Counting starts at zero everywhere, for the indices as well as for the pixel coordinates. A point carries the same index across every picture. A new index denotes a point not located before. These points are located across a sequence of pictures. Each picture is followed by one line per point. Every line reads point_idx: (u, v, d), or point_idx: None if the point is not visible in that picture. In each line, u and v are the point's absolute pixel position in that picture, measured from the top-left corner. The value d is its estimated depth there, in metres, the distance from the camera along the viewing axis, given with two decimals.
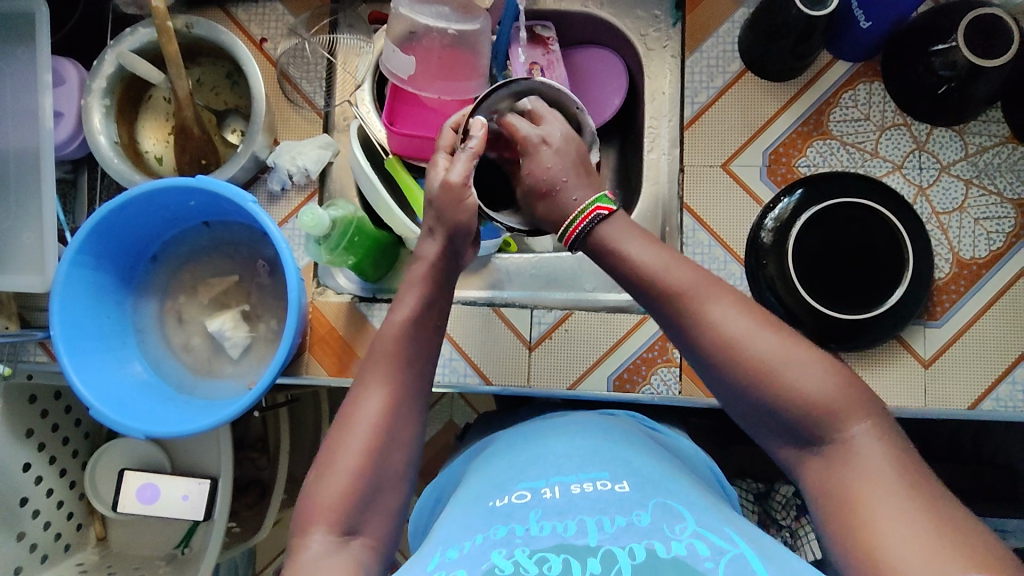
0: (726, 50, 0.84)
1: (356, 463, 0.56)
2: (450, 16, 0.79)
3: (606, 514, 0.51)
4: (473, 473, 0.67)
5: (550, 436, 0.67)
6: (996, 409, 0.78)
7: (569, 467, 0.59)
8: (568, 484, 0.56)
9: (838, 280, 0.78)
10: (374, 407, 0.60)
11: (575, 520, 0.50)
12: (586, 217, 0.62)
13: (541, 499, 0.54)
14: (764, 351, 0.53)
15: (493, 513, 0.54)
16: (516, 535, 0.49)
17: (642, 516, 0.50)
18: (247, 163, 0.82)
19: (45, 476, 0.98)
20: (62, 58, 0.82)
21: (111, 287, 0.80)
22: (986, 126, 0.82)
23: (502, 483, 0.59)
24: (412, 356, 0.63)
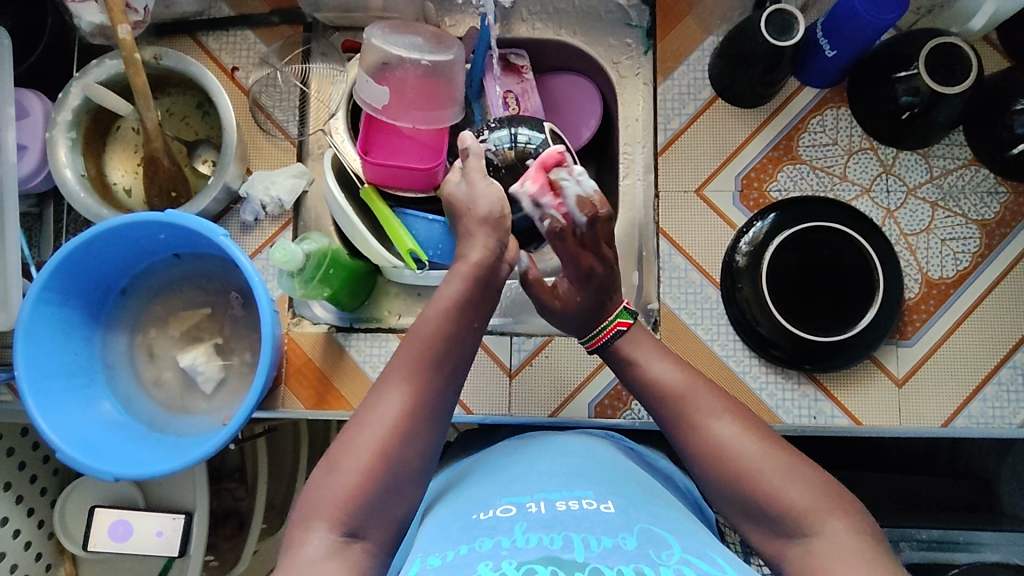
0: (697, 78, 0.86)
1: (352, 478, 0.56)
2: (423, 47, 0.81)
3: (592, 533, 0.51)
4: (452, 491, 0.66)
5: (533, 455, 0.67)
6: (968, 426, 0.79)
7: (554, 484, 0.59)
8: (553, 499, 0.56)
9: (807, 302, 0.79)
10: (392, 403, 0.59)
11: (562, 534, 0.51)
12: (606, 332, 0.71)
13: (526, 512, 0.54)
14: (759, 466, 0.58)
15: (478, 525, 0.54)
16: (502, 546, 0.50)
17: (628, 540, 0.50)
18: (219, 195, 0.81)
19: (10, 517, 0.94)
20: (25, 90, 0.80)
21: (80, 323, 0.78)
22: (950, 150, 0.84)
23: (485, 498, 0.59)
24: (440, 366, 0.62)
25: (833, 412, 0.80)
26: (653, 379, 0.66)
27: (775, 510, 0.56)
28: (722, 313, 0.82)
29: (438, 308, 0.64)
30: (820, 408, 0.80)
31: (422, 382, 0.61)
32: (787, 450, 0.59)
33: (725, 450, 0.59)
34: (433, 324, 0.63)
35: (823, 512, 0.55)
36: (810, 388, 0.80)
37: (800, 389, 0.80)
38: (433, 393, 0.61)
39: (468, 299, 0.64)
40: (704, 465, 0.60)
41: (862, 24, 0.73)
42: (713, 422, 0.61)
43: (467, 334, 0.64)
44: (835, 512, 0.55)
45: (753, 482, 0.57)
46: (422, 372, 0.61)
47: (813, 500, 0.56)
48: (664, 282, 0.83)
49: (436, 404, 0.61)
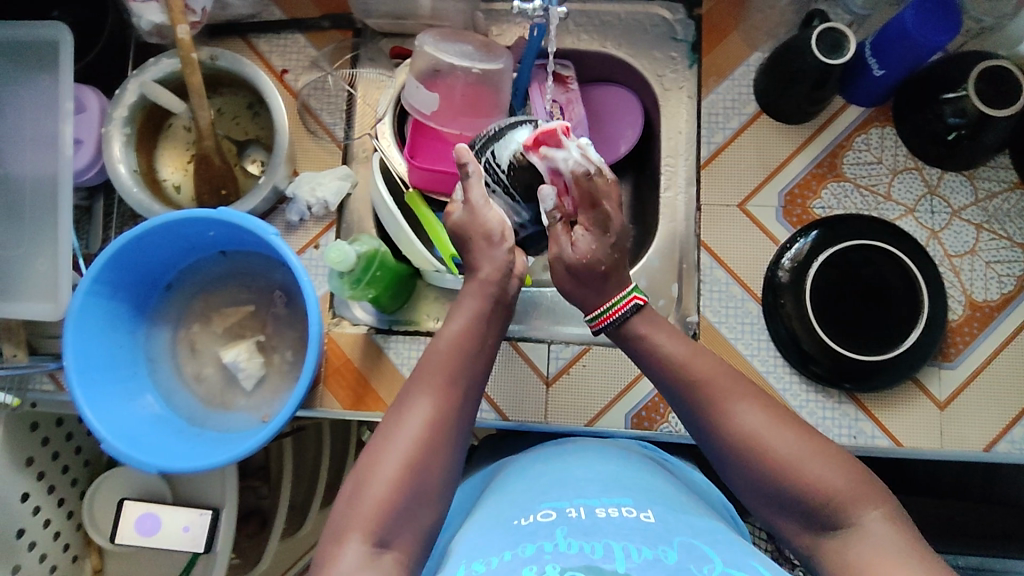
0: (742, 93, 0.86)
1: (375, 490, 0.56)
2: (474, 55, 0.81)
3: (632, 542, 0.50)
4: (489, 494, 0.66)
5: (568, 461, 0.67)
6: (1011, 451, 0.78)
7: (592, 491, 0.59)
8: (592, 506, 0.56)
9: (851, 321, 0.79)
10: (416, 415, 0.59)
11: (604, 544, 0.50)
12: (625, 305, 0.67)
13: (567, 518, 0.54)
14: (790, 455, 0.57)
15: (519, 530, 0.54)
16: (544, 552, 0.49)
17: (668, 552, 0.50)
18: (268, 195, 0.82)
19: (43, 506, 0.95)
20: (83, 86, 0.81)
21: (126, 317, 0.79)
22: (996, 172, 0.83)
23: (523, 504, 0.59)
24: (463, 382, 0.62)
25: (874, 432, 0.79)
26: (678, 365, 0.63)
27: (812, 505, 0.55)
28: (763, 328, 0.81)
29: (453, 327, 0.64)
30: (861, 427, 0.79)
31: (447, 392, 0.61)
32: (820, 437, 0.58)
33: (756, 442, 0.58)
34: (451, 342, 0.63)
35: (862, 505, 0.54)
36: (851, 407, 0.80)
37: (841, 408, 0.80)
38: (457, 404, 0.61)
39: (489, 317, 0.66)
40: (733, 452, 0.59)
41: (914, 44, 0.74)
42: (740, 410, 0.60)
43: (481, 349, 0.65)
44: (872, 504, 0.55)
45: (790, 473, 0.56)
46: (445, 385, 0.61)
47: (849, 490, 0.55)
48: (705, 295, 0.83)
49: (459, 421, 0.61)
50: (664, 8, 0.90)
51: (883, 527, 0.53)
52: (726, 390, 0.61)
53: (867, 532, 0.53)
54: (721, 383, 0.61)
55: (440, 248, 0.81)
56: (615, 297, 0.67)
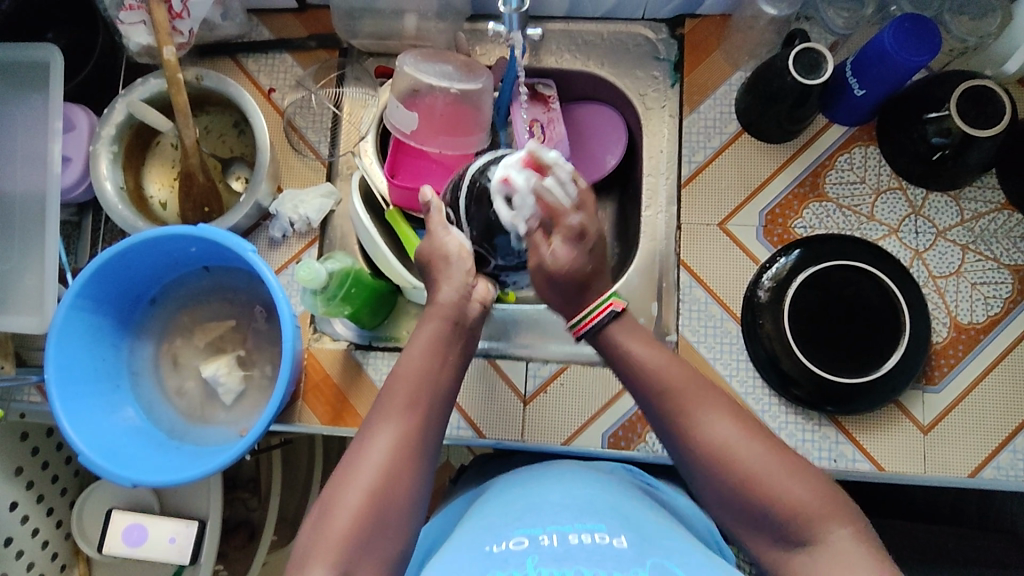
0: (724, 112, 0.86)
1: (364, 493, 0.58)
2: (452, 76, 0.82)
3: (603, 568, 0.51)
4: (464, 520, 0.66)
5: (544, 485, 0.66)
6: (996, 477, 0.76)
7: (567, 516, 0.59)
8: (565, 533, 0.56)
9: (848, 339, 0.78)
10: (381, 446, 0.60)
11: (574, 571, 0.51)
12: (603, 311, 0.66)
13: (538, 546, 0.54)
14: (755, 463, 0.57)
15: (491, 556, 0.54)
16: None
17: (638, 573, 0.51)
18: (250, 211, 0.84)
19: (31, 515, 0.97)
20: (73, 105, 0.83)
21: (109, 330, 0.81)
22: (982, 192, 0.82)
23: (498, 529, 0.59)
24: (428, 405, 0.63)
25: (854, 456, 0.78)
26: (648, 374, 0.63)
27: (778, 530, 0.56)
28: (742, 348, 0.81)
29: (432, 336, 0.66)
30: (842, 451, 0.78)
31: (411, 420, 0.62)
32: (784, 448, 0.59)
33: (724, 449, 0.58)
34: (420, 359, 0.64)
35: (825, 516, 0.55)
36: (832, 429, 0.79)
37: (821, 430, 0.79)
38: (423, 419, 0.62)
39: (446, 339, 0.66)
40: (698, 461, 0.60)
41: (893, 65, 0.73)
42: (712, 420, 0.60)
43: (449, 364, 0.66)
44: (838, 519, 0.55)
45: (750, 483, 0.57)
46: (412, 407, 0.62)
47: (821, 508, 0.55)
48: (684, 315, 0.82)
49: (426, 437, 0.62)
50: (647, 28, 0.90)
51: (847, 542, 0.54)
52: (699, 401, 0.61)
53: (830, 547, 0.54)
54: (691, 400, 0.61)
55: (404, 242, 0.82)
56: (593, 303, 0.67)
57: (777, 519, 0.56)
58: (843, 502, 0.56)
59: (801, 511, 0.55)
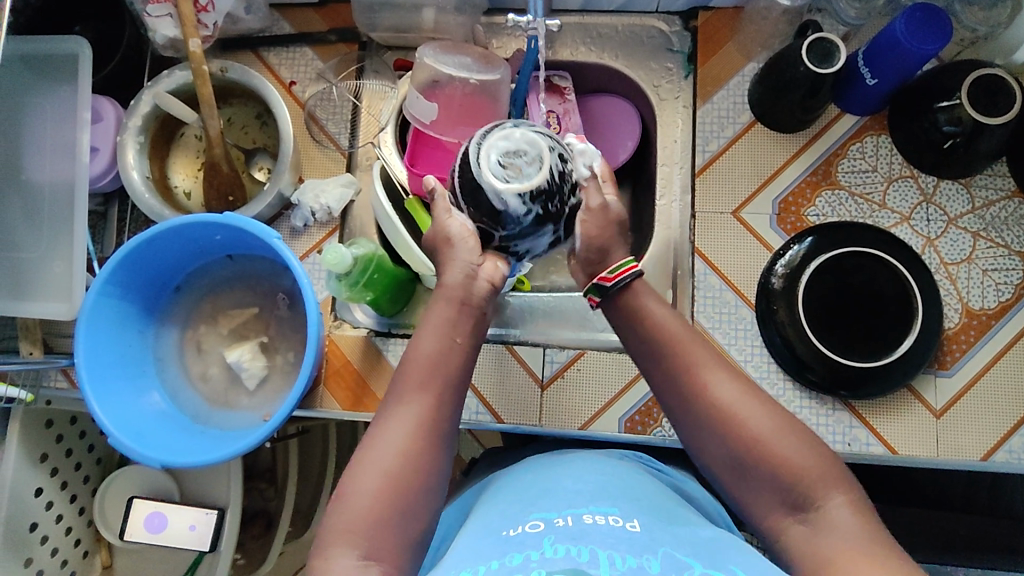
0: (737, 102, 0.87)
1: (386, 475, 0.59)
2: (472, 66, 0.84)
3: (617, 551, 0.51)
4: (481, 504, 0.67)
5: (558, 473, 0.67)
6: (1009, 460, 0.77)
7: (581, 501, 0.60)
8: (579, 515, 0.57)
9: (850, 324, 0.79)
10: (400, 428, 0.61)
11: (589, 547, 0.51)
12: (628, 271, 0.65)
13: (554, 527, 0.55)
14: (761, 430, 0.59)
15: (508, 540, 0.55)
16: (531, 559, 0.50)
17: (652, 561, 0.51)
18: (273, 201, 0.85)
19: (55, 501, 0.98)
20: (101, 97, 0.86)
21: (136, 317, 0.83)
22: (993, 180, 0.83)
23: (514, 513, 0.60)
24: (444, 389, 0.63)
25: (868, 440, 0.79)
26: (652, 340, 0.64)
27: (779, 485, 0.58)
28: (756, 334, 0.82)
29: (446, 321, 0.64)
30: (855, 435, 0.79)
31: (428, 404, 0.62)
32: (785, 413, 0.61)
33: (727, 408, 0.61)
34: (433, 345, 0.64)
35: (825, 485, 0.57)
36: (846, 414, 0.80)
37: (835, 415, 0.80)
38: (439, 401, 0.63)
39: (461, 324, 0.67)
40: (703, 423, 0.61)
41: (903, 54, 0.74)
42: (715, 379, 0.62)
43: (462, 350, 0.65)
44: (836, 486, 0.58)
45: (757, 449, 0.59)
46: (427, 388, 0.63)
47: (819, 474, 0.58)
48: (698, 301, 0.84)
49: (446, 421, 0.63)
50: (661, 21, 0.92)
51: (846, 511, 0.56)
52: (708, 365, 0.63)
53: (830, 513, 0.56)
54: (697, 357, 0.63)
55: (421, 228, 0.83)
56: (618, 262, 0.66)
57: (775, 482, 0.58)
58: (841, 470, 0.59)
59: (797, 475, 0.58)
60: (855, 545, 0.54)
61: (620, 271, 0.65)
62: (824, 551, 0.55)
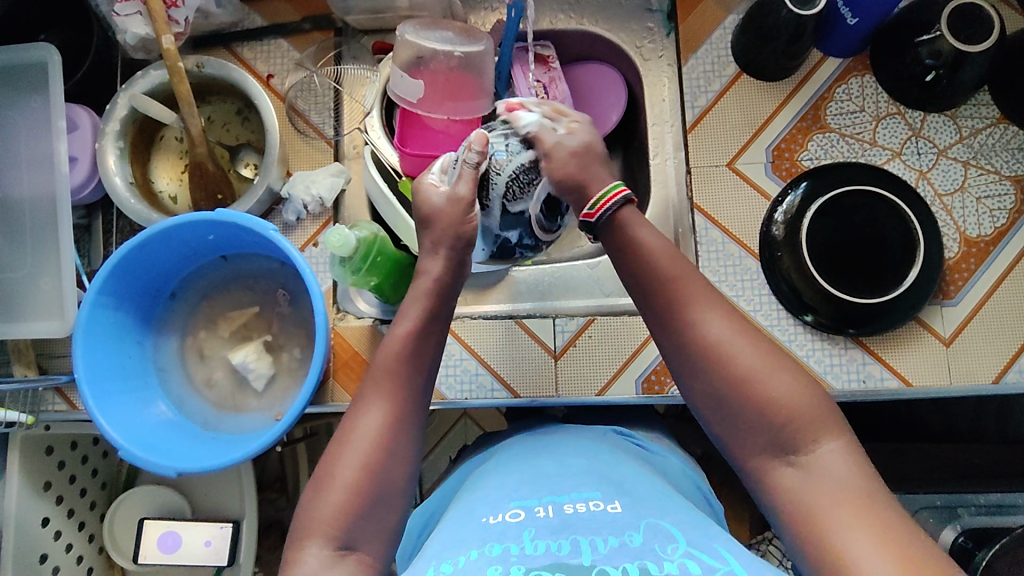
0: (721, 55, 0.87)
1: (359, 467, 0.58)
2: (454, 40, 0.83)
3: (599, 534, 0.48)
4: (488, 471, 0.65)
5: (541, 451, 0.66)
6: (1020, 381, 0.79)
7: (565, 486, 0.56)
8: (561, 504, 0.53)
9: (846, 264, 0.80)
10: (371, 422, 0.61)
11: (571, 538, 0.48)
12: (613, 198, 0.64)
13: (535, 517, 0.51)
14: (749, 364, 0.57)
15: (486, 530, 0.51)
16: (511, 552, 0.47)
17: (634, 537, 0.48)
18: (263, 196, 0.83)
19: (63, 530, 0.95)
20: (74, 105, 0.83)
21: (133, 327, 0.80)
22: (977, 110, 0.84)
23: (493, 500, 0.56)
24: (410, 382, 0.63)
25: (883, 375, 0.80)
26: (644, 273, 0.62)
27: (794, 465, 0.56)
28: (763, 284, 0.82)
29: (417, 314, 0.66)
30: (870, 371, 0.80)
31: (398, 393, 0.62)
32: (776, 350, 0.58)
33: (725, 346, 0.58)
34: (399, 338, 0.65)
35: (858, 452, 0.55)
36: (858, 351, 0.80)
37: (847, 353, 0.80)
38: (407, 395, 0.63)
39: (435, 311, 0.67)
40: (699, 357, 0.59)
41: None
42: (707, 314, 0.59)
43: (434, 341, 0.66)
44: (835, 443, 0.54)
45: (730, 430, 0.58)
46: (397, 378, 0.63)
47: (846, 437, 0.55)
48: (703, 257, 0.84)
49: (413, 411, 0.63)
50: None
51: (837, 455, 0.54)
52: None
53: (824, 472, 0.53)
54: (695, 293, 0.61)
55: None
56: (604, 189, 0.65)
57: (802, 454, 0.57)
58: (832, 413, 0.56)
59: None
60: (841, 496, 0.51)
61: (602, 203, 0.64)
62: (806, 502, 0.52)
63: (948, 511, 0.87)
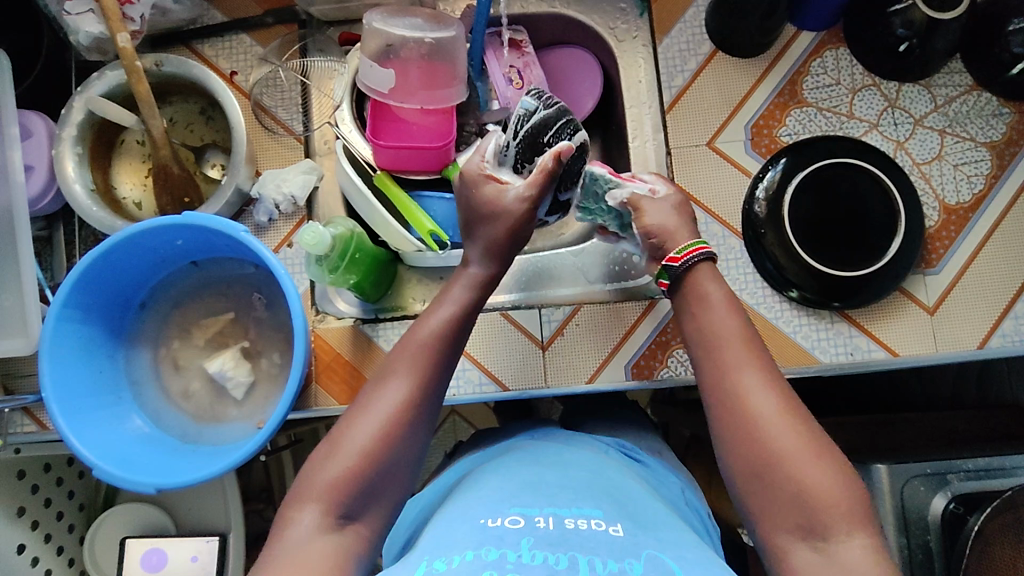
0: (695, 33, 0.86)
1: (378, 436, 0.57)
2: (423, 27, 0.80)
3: (598, 555, 0.47)
4: (487, 470, 0.63)
5: (563, 451, 0.65)
6: (1003, 345, 0.79)
7: (564, 499, 0.54)
8: (562, 517, 0.51)
9: (832, 234, 0.80)
10: (394, 394, 0.59)
11: (569, 554, 0.47)
12: (694, 252, 0.65)
13: (535, 528, 0.49)
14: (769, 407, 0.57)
15: (485, 532, 0.49)
16: (507, 561, 0.45)
17: (634, 566, 0.46)
18: (232, 197, 0.80)
19: (41, 556, 0.91)
20: (26, 111, 0.79)
21: (102, 340, 0.77)
22: (951, 77, 0.85)
23: (496, 502, 0.54)
24: (439, 363, 0.62)
25: (869, 347, 0.80)
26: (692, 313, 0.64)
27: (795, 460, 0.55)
28: (748, 262, 0.81)
29: (458, 301, 0.65)
30: (856, 344, 0.80)
31: (426, 370, 0.61)
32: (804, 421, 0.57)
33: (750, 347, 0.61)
34: (438, 319, 0.63)
35: None
36: (844, 324, 0.80)
37: (834, 327, 0.80)
38: (436, 384, 0.61)
39: (463, 293, 0.66)
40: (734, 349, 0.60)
41: None
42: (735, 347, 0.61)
43: (468, 324, 0.65)
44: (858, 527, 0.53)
45: (741, 406, 0.58)
46: (426, 361, 0.61)
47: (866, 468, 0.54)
48: None
49: (440, 391, 0.61)
50: None
51: (862, 551, 0.52)
52: (705, 328, 0.62)
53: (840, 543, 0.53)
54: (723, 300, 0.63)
55: (416, 227, 0.80)
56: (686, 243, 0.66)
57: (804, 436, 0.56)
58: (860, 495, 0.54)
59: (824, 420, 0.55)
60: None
61: (687, 251, 0.65)
62: None
63: (938, 478, 0.81)
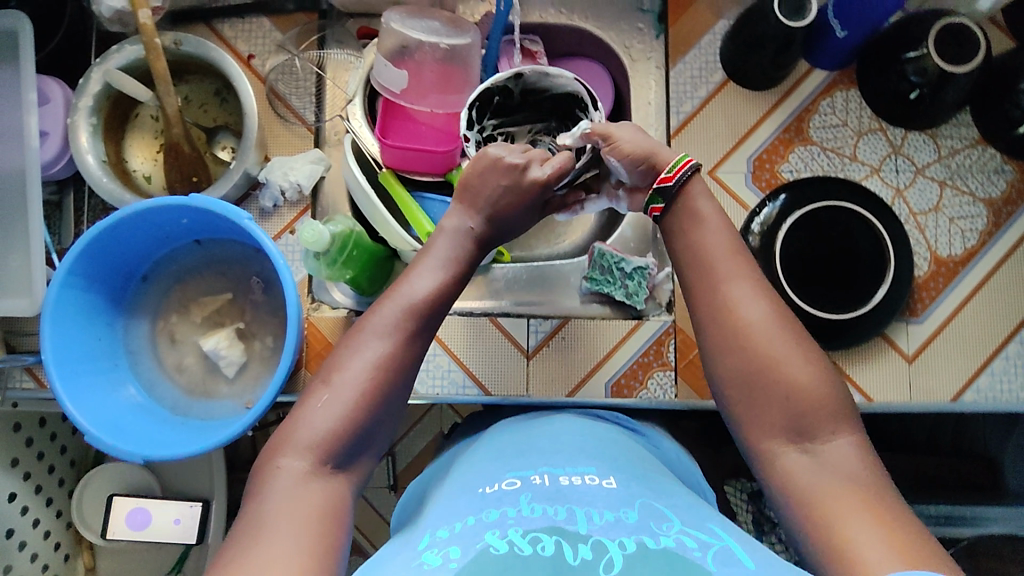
0: (708, 61, 0.87)
1: (359, 391, 0.57)
2: (439, 31, 0.81)
3: (595, 507, 0.47)
4: (471, 451, 0.64)
5: (542, 425, 0.65)
6: (976, 399, 0.81)
7: (559, 459, 0.55)
8: (557, 474, 0.52)
9: (820, 268, 0.81)
10: (374, 350, 0.59)
11: (567, 507, 0.47)
12: (683, 166, 0.66)
13: (531, 485, 0.50)
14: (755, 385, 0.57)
15: (483, 496, 0.49)
16: (508, 516, 0.45)
17: (629, 514, 0.46)
18: (239, 179, 0.82)
19: (31, 506, 0.94)
20: (46, 77, 0.81)
21: (102, 309, 0.79)
22: (957, 129, 0.85)
23: (491, 473, 0.54)
24: (425, 326, 0.62)
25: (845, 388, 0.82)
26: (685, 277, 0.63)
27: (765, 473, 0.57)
28: None
29: (451, 261, 0.66)
30: None
31: (410, 327, 0.61)
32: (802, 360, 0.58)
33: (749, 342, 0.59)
34: (431, 280, 0.64)
35: None
36: None
37: None
38: (419, 340, 0.62)
39: (459, 255, 0.67)
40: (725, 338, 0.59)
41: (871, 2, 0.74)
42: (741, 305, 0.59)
43: (456, 287, 0.66)
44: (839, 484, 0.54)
45: (729, 398, 0.58)
46: (412, 319, 0.62)
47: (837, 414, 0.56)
48: None
49: (420, 352, 0.62)
50: None
51: (848, 449, 0.54)
52: None
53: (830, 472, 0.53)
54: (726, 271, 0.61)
55: (416, 228, 0.81)
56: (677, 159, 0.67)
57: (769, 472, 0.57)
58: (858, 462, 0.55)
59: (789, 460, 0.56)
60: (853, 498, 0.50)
61: (678, 168, 0.66)
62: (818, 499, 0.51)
63: None
